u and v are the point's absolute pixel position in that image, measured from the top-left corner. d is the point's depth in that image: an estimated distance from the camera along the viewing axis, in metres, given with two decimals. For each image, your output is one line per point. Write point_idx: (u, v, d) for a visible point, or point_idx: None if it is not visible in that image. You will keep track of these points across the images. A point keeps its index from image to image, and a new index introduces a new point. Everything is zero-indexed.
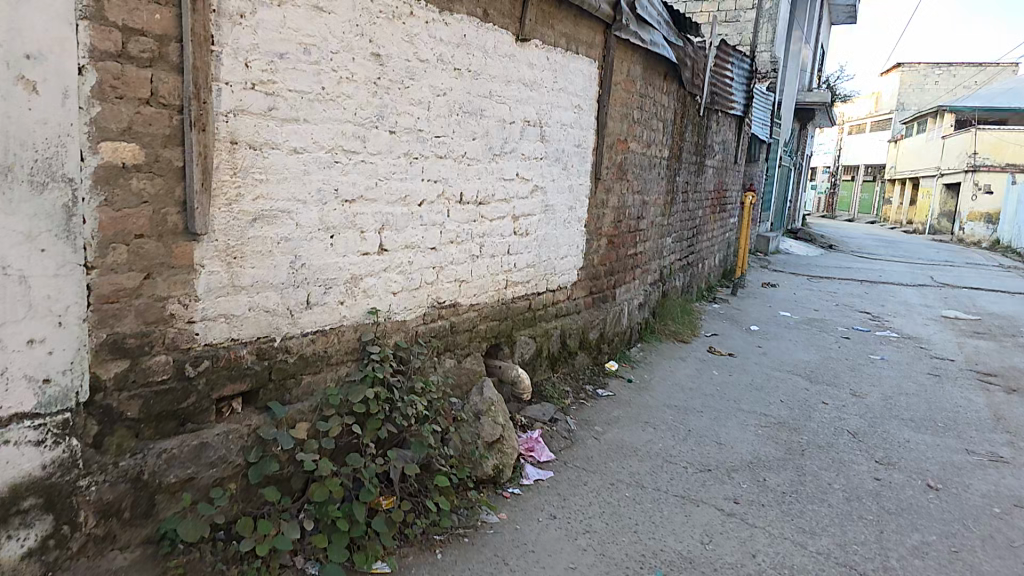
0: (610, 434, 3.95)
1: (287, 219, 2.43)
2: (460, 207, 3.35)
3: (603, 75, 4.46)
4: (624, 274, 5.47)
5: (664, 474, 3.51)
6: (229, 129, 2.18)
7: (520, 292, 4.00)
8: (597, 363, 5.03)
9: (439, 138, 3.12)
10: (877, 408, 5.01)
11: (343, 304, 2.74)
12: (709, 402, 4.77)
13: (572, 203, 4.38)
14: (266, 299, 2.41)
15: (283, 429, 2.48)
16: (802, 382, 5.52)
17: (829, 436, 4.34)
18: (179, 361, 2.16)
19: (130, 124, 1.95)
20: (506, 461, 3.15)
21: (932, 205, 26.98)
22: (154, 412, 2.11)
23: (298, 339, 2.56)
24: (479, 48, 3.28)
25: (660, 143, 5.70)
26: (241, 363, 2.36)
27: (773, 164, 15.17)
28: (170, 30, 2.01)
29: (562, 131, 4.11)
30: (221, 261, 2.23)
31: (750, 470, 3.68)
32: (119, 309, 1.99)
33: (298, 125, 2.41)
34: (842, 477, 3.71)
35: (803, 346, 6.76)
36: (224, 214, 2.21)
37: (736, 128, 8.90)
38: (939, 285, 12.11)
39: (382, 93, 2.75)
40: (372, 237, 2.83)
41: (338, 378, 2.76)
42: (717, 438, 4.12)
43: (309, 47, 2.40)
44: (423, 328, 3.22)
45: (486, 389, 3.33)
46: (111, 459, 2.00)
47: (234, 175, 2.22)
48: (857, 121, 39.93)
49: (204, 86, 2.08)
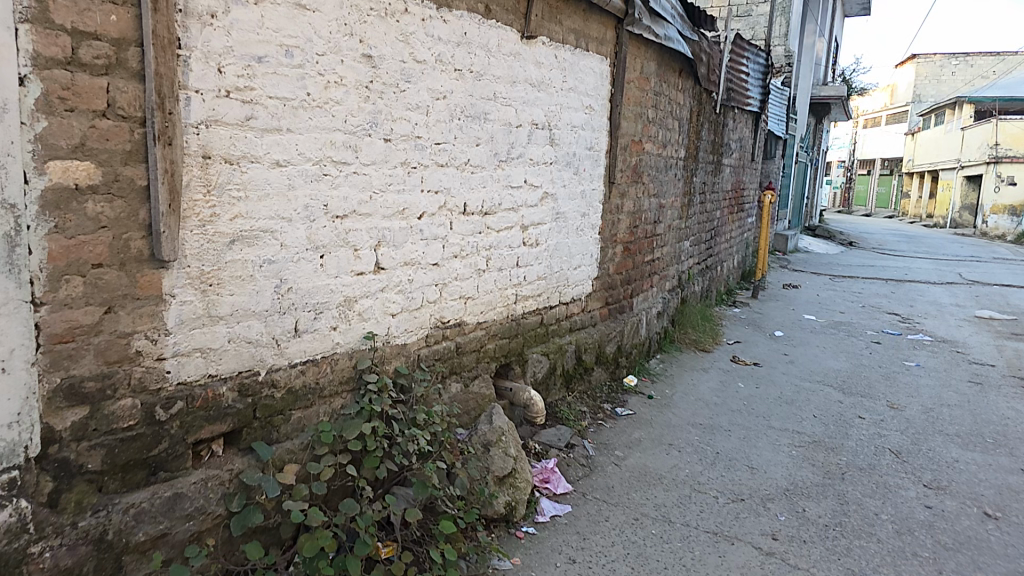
0: (631, 459, 3.68)
1: (270, 238, 2.19)
2: (465, 219, 3.09)
3: (616, 73, 4.19)
4: (641, 282, 5.18)
5: (693, 506, 3.23)
6: (201, 142, 1.95)
7: (531, 306, 3.74)
8: (615, 379, 4.76)
9: (439, 145, 2.87)
10: (919, 422, 4.69)
11: (336, 330, 2.50)
12: (736, 419, 4.46)
13: (585, 210, 4.11)
14: (248, 328, 2.18)
15: (270, 473, 2.26)
16: (834, 394, 5.18)
17: (869, 457, 4.03)
18: (148, 404, 1.95)
19: (83, 140, 1.71)
20: (519, 498, 2.90)
21: (953, 199, 26.29)
22: (120, 462, 1.91)
23: (286, 370, 2.34)
24: (482, 47, 3.03)
25: (676, 143, 5.41)
26: (221, 402, 2.14)
27: (790, 161, 14.75)
28: (129, 33, 1.77)
29: (573, 134, 3.85)
30: (195, 290, 2.00)
31: (787, 499, 3.40)
32: (75, 349, 1.77)
33: (281, 135, 2.18)
34: (889, 505, 3.43)
35: (832, 354, 6.42)
36: (197, 237, 1.97)
37: (752, 125, 8.57)
38: (970, 282, 11.65)
39: (375, 98, 2.51)
40: (367, 255, 2.59)
41: (332, 411, 2.53)
42: (748, 461, 3.83)
43: (292, 49, 2.17)
44: (426, 351, 2.97)
45: (496, 417, 3.07)
46: (69, 519, 1.80)
47: (208, 193, 1.98)
48: (873, 115, 39.11)
49: (170, 95, 1.85)
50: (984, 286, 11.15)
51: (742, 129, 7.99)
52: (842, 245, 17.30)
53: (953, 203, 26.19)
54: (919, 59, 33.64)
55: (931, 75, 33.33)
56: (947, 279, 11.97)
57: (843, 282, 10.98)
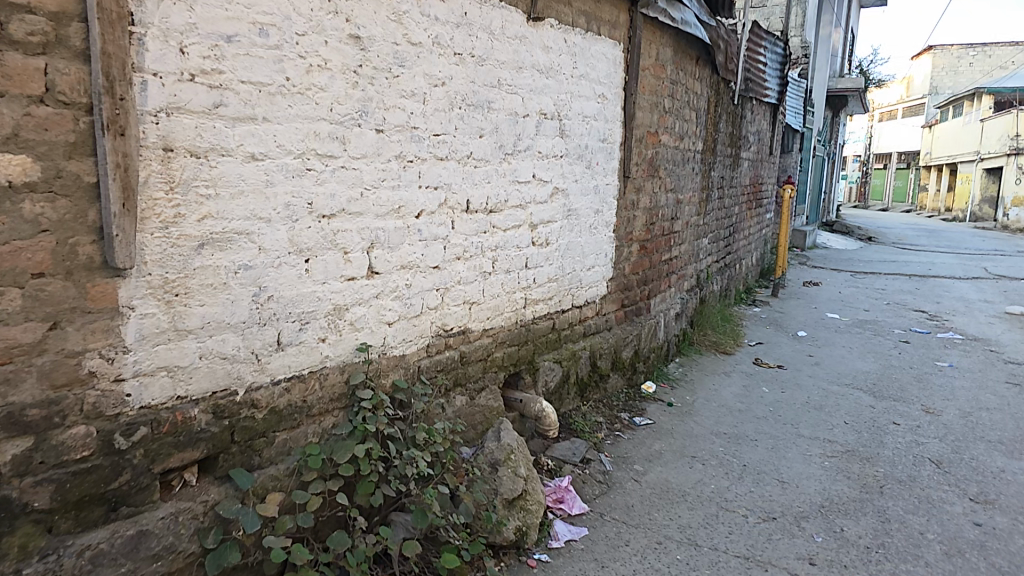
0: (651, 474, 3.40)
1: (246, 240, 1.95)
2: (467, 217, 2.83)
3: (630, 59, 3.91)
4: (659, 282, 4.89)
5: (721, 527, 2.94)
6: (161, 133, 1.71)
7: (542, 311, 3.47)
8: (632, 385, 4.49)
9: (438, 136, 2.61)
10: (958, 427, 4.36)
11: (324, 341, 2.25)
12: (762, 427, 4.17)
13: (599, 206, 3.83)
14: (223, 343, 1.94)
15: (251, 504, 2.02)
16: (865, 398, 4.85)
17: (908, 467, 3.72)
18: (105, 432, 1.71)
19: (16, 130, 1.48)
20: (531, 522, 2.61)
21: (973, 191, 25.59)
22: (73, 498, 1.67)
23: (268, 388, 2.09)
24: (483, 29, 2.77)
25: (694, 135, 5.11)
26: (192, 426, 1.90)
27: (808, 156, 14.34)
28: (70, 6, 1.53)
29: (585, 124, 3.58)
30: (158, 300, 1.76)
31: (823, 518, 3.10)
32: (14, 372, 1.54)
33: (256, 125, 1.94)
34: (935, 523, 3.11)
35: (860, 355, 6.07)
36: (159, 240, 1.74)
37: (771, 117, 8.23)
38: (998, 277, 11.16)
39: (365, 83, 2.26)
40: (359, 258, 2.33)
41: (322, 431, 2.28)
42: (779, 474, 3.53)
43: (266, 27, 1.93)
44: (428, 362, 2.72)
45: (504, 434, 2.80)
46: (10, 567, 1.56)
47: (171, 191, 1.75)
48: (889, 107, 38.38)
49: (121, 78, 1.61)
50: (1013, 281, 10.65)
51: (760, 122, 7.67)
52: (861, 240, 16.81)
53: (974, 195, 25.51)
54: (937, 50, 32.88)
55: (949, 66, 32.58)
56: (974, 273, 11.49)
57: (866, 279, 10.57)
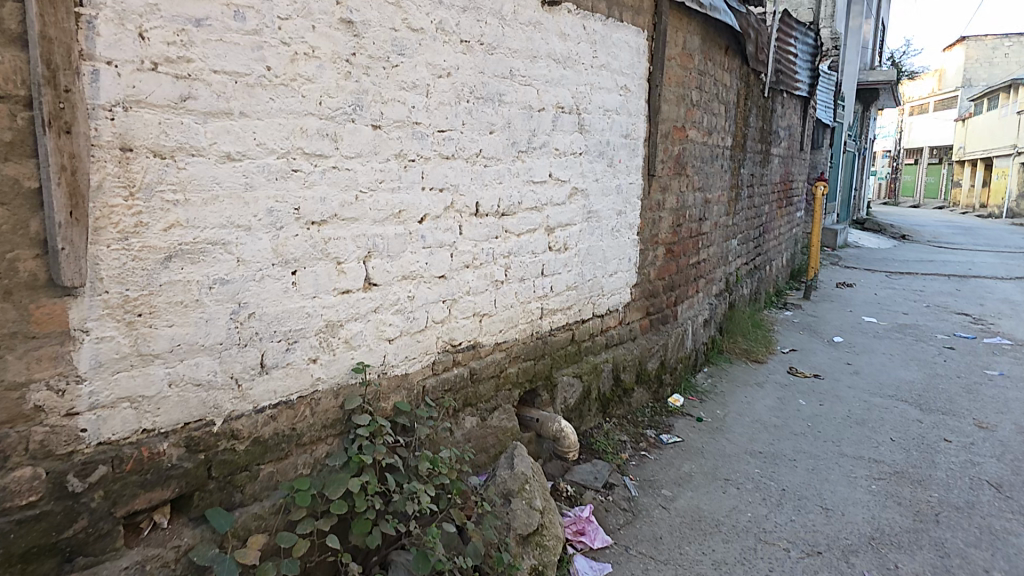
0: (681, 500, 3.10)
1: (221, 252, 1.72)
2: (477, 221, 2.58)
3: (654, 49, 3.62)
4: (686, 287, 4.57)
5: (760, 564, 2.63)
6: (118, 129, 1.49)
7: (560, 322, 3.19)
8: (658, 399, 4.19)
9: (444, 132, 2.36)
10: (1017, 444, 3.96)
11: (316, 362, 2.02)
12: (802, 445, 3.83)
13: (622, 206, 3.54)
14: (196, 368, 1.71)
15: (229, 549, 1.79)
16: (911, 411, 4.46)
17: (966, 491, 3.35)
18: (55, 474, 1.50)
19: None
20: (548, 560, 2.34)
21: (1011, 186, 24.50)
22: (19, 550, 1.46)
23: (251, 417, 1.86)
24: (493, 13, 2.51)
25: (722, 129, 4.78)
26: (162, 462, 1.68)
27: (838, 152, 13.79)
28: None
29: (606, 118, 3.30)
30: (117, 322, 1.54)
31: (874, 552, 2.77)
32: None
33: (232, 122, 1.71)
34: (1002, 559, 2.76)
35: (902, 363, 5.65)
36: (118, 253, 1.52)
37: (802, 111, 7.82)
38: None
39: (358, 74, 2.02)
40: (354, 270, 2.09)
41: (314, 462, 2.05)
42: (822, 500, 3.20)
43: (242, 10, 1.69)
44: (433, 382, 2.47)
45: (518, 461, 2.53)
46: None
47: (131, 196, 1.53)
48: (920, 101, 37.16)
49: (65, 67, 1.39)
50: None
51: (791, 116, 7.28)
52: (895, 239, 16.11)
53: (1012, 189, 24.45)
54: (971, 41, 31.72)
55: (984, 57, 31.40)
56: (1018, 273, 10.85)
57: (903, 280, 10.04)
